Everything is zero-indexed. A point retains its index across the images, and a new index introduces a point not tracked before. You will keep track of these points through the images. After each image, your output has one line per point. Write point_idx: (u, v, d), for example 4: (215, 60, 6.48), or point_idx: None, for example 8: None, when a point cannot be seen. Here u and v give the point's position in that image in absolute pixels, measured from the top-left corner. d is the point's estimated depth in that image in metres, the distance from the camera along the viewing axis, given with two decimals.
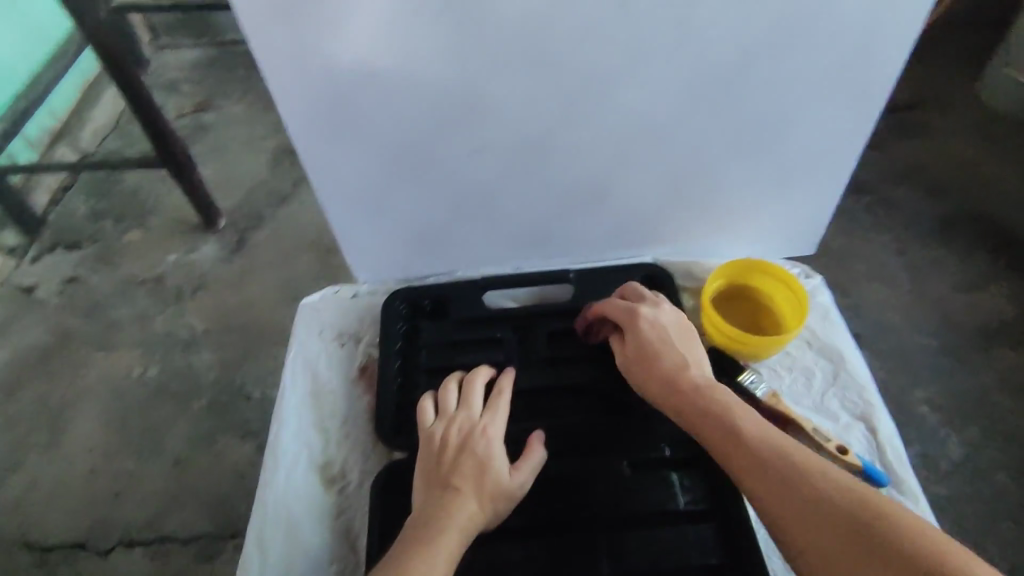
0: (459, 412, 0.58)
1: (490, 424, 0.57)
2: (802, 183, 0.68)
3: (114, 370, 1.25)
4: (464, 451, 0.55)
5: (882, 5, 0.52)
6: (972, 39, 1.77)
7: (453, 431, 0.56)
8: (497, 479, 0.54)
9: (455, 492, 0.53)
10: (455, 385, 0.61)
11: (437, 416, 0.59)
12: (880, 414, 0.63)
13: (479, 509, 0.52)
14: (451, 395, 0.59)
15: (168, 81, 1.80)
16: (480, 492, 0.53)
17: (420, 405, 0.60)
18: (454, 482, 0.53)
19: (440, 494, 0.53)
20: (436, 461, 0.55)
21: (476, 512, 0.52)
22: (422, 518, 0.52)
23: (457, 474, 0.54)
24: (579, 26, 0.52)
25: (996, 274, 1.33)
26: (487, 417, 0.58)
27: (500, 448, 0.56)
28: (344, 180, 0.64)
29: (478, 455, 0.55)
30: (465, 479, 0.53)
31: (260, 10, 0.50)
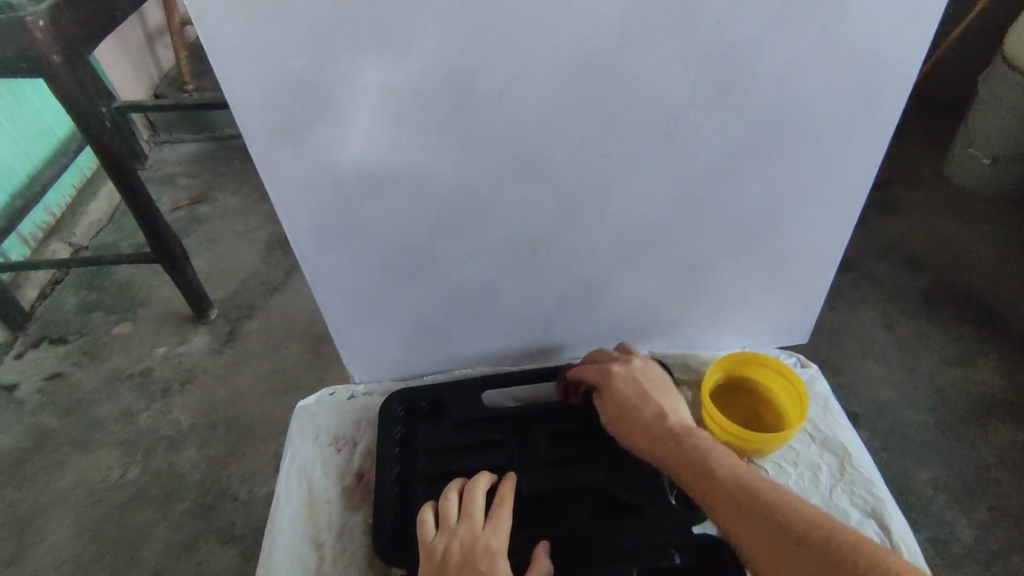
0: (461, 523, 0.56)
1: (494, 536, 0.55)
2: (791, 277, 0.70)
3: (95, 472, 1.20)
4: (467, 570, 0.52)
5: (852, 118, 0.56)
6: (932, 124, 1.89)
7: (454, 546, 0.54)
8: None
9: None
10: (456, 494, 0.59)
11: (438, 529, 0.56)
12: (890, 510, 0.62)
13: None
14: (452, 505, 0.57)
15: (165, 175, 1.84)
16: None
17: (421, 516, 0.58)
18: None
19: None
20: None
21: None
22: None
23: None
24: (571, 141, 0.55)
25: (983, 348, 1.35)
26: (491, 529, 0.55)
27: (505, 564, 0.53)
28: (343, 285, 0.65)
29: (481, 574, 0.52)
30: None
31: (267, 133, 0.52)
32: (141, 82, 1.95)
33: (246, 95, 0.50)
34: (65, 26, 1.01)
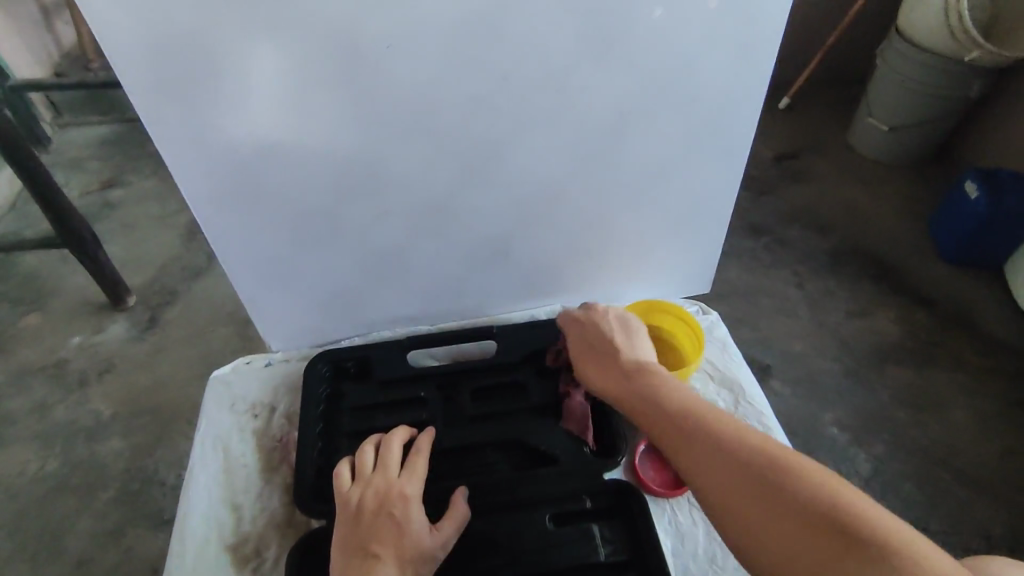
0: (377, 474, 0.58)
1: (408, 483, 0.57)
2: (687, 229, 0.75)
3: (7, 468, 1.14)
4: (381, 515, 0.54)
5: (730, 71, 0.60)
6: (838, 96, 2.01)
7: (369, 495, 0.56)
8: (419, 543, 0.53)
9: (375, 559, 0.52)
10: (372, 447, 0.60)
11: (354, 480, 0.58)
12: (778, 437, 0.67)
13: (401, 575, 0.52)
14: (368, 457, 0.59)
15: (73, 159, 1.74)
16: (402, 557, 0.52)
17: (337, 470, 0.59)
18: (373, 547, 0.52)
19: (359, 566, 0.51)
20: (353, 530, 0.54)
21: None
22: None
23: (375, 542, 0.53)
24: (465, 95, 0.56)
25: (882, 299, 1.47)
26: (406, 478, 0.57)
27: (419, 510, 0.55)
28: (248, 250, 0.64)
29: (396, 518, 0.54)
30: (385, 547, 0.52)
31: (154, 90, 0.51)
32: (39, 61, 1.82)
33: (126, 49, 0.48)
34: None
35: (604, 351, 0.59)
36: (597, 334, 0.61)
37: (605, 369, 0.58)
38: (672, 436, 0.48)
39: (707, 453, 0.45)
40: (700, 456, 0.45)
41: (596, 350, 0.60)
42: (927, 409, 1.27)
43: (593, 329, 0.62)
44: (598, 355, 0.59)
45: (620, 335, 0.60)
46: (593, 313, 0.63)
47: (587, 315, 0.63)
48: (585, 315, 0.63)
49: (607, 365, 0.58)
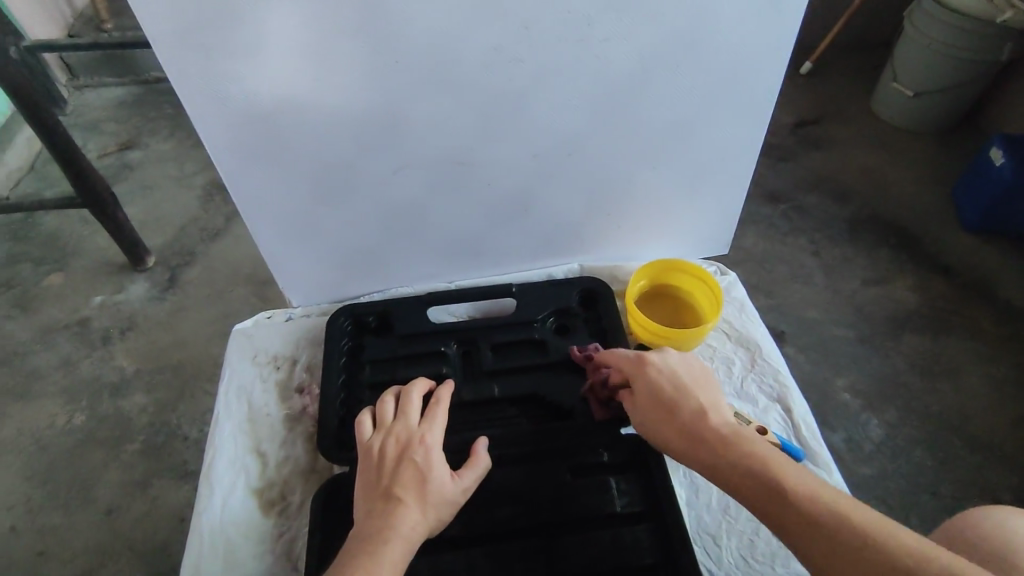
0: (399, 424, 0.59)
1: (429, 431, 0.58)
2: (708, 188, 0.74)
3: (36, 421, 1.18)
4: (405, 460, 0.55)
5: (756, 23, 0.58)
6: (862, 60, 1.95)
7: (390, 442, 0.57)
8: (442, 487, 0.54)
9: (397, 501, 0.52)
10: (392, 398, 0.61)
11: (375, 429, 0.59)
12: (794, 395, 0.67)
13: (424, 517, 0.52)
14: (389, 407, 0.60)
15: (89, 121, 1.74)
16: (425, 500, 0.53)
17: (359, 419, 0.60)
18: (395, 491, 0.53)
19: (383, 506, 0.52)
20: (377, 475, 0.55)
21: (419, 519, 0.52)
22: (363, 536, 0.50)
23: (398, 485, 0.54)
24: (486, 48, 0.55)
25: (900, 268, 1.45)
26: (427, 426, 0.58)
27: (440, 456, 0.56)
28: (269, 204, 0.64)
29: (417, 463, 0.55)
30: (409, 489, 0.53)
31: (174, 40, 0.51)
32: (53, 22, 1.81)
33: None
34: None
35: (683, 409, 0.53)
36: (669, 388, 0.54)
37: (689, 431, 0.51)
38: (802, 527, 0.43)
39: (867, 570, 0.40)
40: (860, 571, 0.40)
41: (671, 406, 0.53)
42: (941, 376, 1.27)
43: (662, 381, 0.55)
44: (675, 411, 0.53)
45: (696, 389, 0.54)
46: (659, 361, 0.56)
47: (652, 362, 0.57)
48: (650, 362, 0.57)
49: (691, 426, 0.52)
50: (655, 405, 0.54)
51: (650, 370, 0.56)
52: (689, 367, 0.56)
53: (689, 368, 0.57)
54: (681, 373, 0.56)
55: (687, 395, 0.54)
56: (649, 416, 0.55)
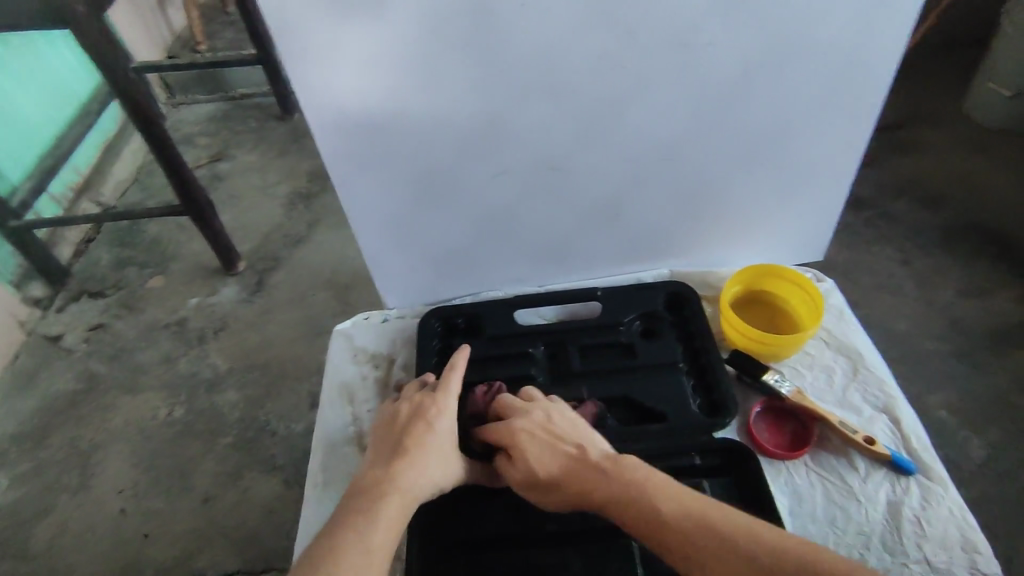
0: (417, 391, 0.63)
1: (444, 398, 0.60)
2: (805, 192, 0.72)
3: (141, 412, 1.27)
4: (417, 421, 0.58)
5: (867, 25, 0.57)
6: (952, 60, 1.86)
7: (407, 406, 0.60)
8: (444, 455, 0.58)
9: (406, 456, 0.56)
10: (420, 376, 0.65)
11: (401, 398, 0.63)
12: (901, 406, 0.65)
13: (425, 478, 0.55)
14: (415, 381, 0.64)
15: (184, 135, 1.86)
16: (430, 464, 0.56)
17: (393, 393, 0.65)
18: (406, 448, 0.56)
19: (394, 460, 0.56)
20: (390, 433, 0.59)
21: (423, 477, 0.55)
22: (370, 484, 0.54)
23: (410, 443, 0.57)
24: (590, 56, 0.57)
25: (998, 278, 1.37)
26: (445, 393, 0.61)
27: (450, 421, 0.59)
28: (373, 208, 0.68)
29: (426, 426, 0.58)
30: (416, 448, 0.56)
31: (302, 52, 0.54)
32: (156, 44, 1.95)
33: (284, 14, 0.52)
34: None
35: (560, 461, 0.56)
36: (542, 442, 0.57)
37: (572, 480, 0.55)
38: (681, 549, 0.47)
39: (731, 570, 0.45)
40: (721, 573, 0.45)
41: (551, 455, 0.56)
42: None
43: (532, 439, 0.57)
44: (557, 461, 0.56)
45: (568, 435, 0.57)
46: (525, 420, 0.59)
47: (518, 419, 0.59)
48: (515, 420, 0.59)
49: (573, 473, 0.55)
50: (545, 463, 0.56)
51: (520, 428, 0.58)
52: (563, 419, 0.58)
53: (548, 412, 0.59)
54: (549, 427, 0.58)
55: (562, 442, 0.57)
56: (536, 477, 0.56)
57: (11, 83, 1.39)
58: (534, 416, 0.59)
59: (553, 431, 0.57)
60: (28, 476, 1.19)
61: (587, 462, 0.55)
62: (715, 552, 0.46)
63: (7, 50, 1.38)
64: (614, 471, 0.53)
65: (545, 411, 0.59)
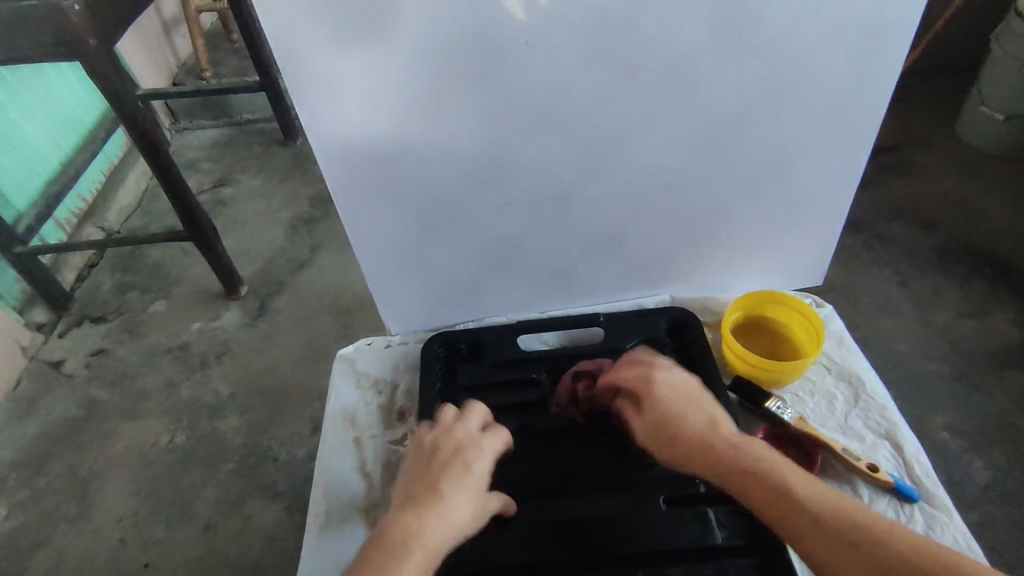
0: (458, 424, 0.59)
1: (484, 445, 0.58)
2: (804, 219, 0.74)
3: (142, 439, 1.26)
4: (452, 464, 0.56)
5: (859, 59, 0.59)
6: (944, 84, 1.89)
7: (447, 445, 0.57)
8: (472, 502, 0.55)
9: (438, 505, 0.53)
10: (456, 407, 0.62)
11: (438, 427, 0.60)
12: (904, 432, 0.65)
13: (451, 532, 0.53)
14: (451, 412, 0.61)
15: (188, 160, 1.89)
16: (459, 517, 0.53)
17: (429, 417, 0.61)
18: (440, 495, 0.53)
19: (425, 508, 0.52)
20: (424, 472, 0.56)
21: (451, 530, 0.52)
22: (397, 526, 0.51)
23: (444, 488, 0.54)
24: (592, 89, 0.58)
25: (996, 299, 1.37)
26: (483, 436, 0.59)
27: (485, 467, 0.57)
28: (380, 237, 0.69)
29: (463, 472, 0.55)
30: (450, 496, 0.54)
31: (311, 86, 0.56)
32: (161, 71, 1.98)
33: (292, 51, 0.53)
34: (97, 10, 1.03)
35: (691, 421, 0.56)
36: (680, 401, 0.58)
37: (701, 436, 0.55)
38: (812, 529, 0.46)
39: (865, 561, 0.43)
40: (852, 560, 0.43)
41: (680, 414, 0.57)
42: None
43: (675, 396, 0.58)
44: (685, 421, 0.56)
45: (710, 405, 0.58)
46: (665, 375, 0.60)
47: (659, 373, 0.60)
48: (657, 371, 0.60)
49: (703, 433, 0.55)
50: (671, 419, 0.57)
51: (659, 380, 0.60)
52: (693, 387, 0.60)
53: (694, 381, 0.61)
54: (688, 391, 0.59)
55: (698, 409, 0.57)
56: (665, 426, 0.57)
57: (18, 111, 1.42)
58: (678, 379, 0.60)
59: (696, 399, 0.58)
60: (27, 504, 1.19)
61: (721, 433, 0.55)
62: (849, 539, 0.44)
63: (17, 80, 1.41)
64: (746, 445, 0.53)
65: (692, 380, 0.61)
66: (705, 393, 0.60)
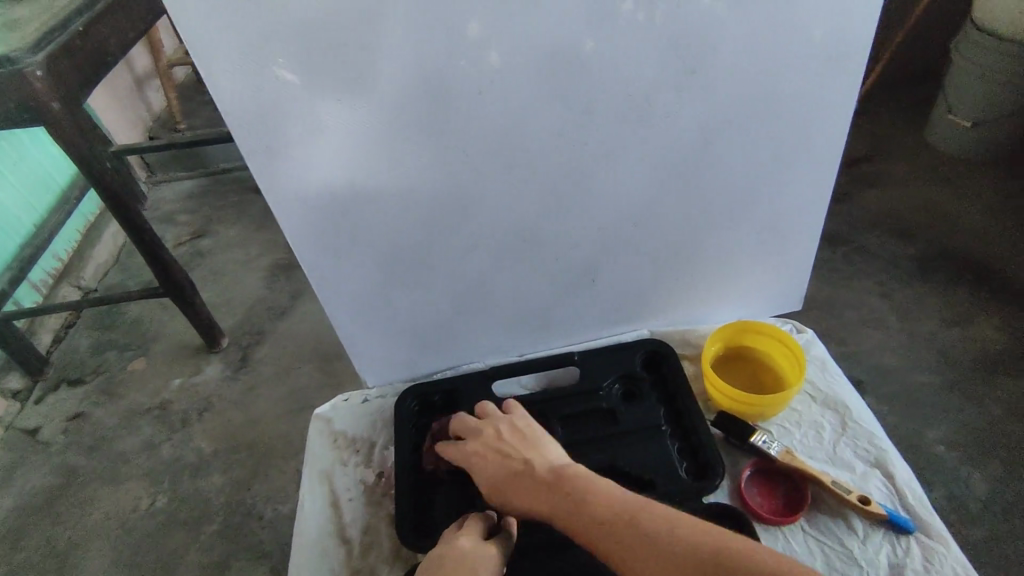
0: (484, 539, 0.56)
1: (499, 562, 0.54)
2: (775, 246, 0.73)
3: (122, 504, 1.22)
4: (460, 565, 0.52)
5: (814, 86, 0.59)
6: (910, 94, 1.93)
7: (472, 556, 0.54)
8: None
9: None
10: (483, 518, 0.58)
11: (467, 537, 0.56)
12: (894, 459, 0.63)
13: None
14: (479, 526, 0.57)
15: (165, 213, 1.87)
16: None
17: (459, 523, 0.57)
18: None
19: None
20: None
21: None
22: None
23: None
24: (551, 131, 0.58)
25: (980, 305, 1.37)
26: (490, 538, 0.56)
27: (495, 569, 0.53)
28: (347, 291, 0.67)
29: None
30: None
31: (263, 147, 0.55)
32: (135, 126, 1.98)
33: (243, 113, 0.52)
34: (63, 74, 1.02)
35: (511, 471, 0.57)
36: (496, 459, 0.59)
37: (518, 489, 0.55)
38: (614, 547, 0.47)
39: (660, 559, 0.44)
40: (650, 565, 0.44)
41: (501, 470, 0.58)
42: None
43: (491, 448, 0.59)
44: (505, 472, 0.57)
45: (523, 445, 0.58)
46: (489, 432, 0.61)
47: (472, 440, 0.61)
48: (470, 442, 0.61)
49: (520, 484, 0.55)
50: (498, 481, 0.57)
51: (474, 449, 0.61)
52: (519, 429, 0.60)
53: (511, 424, 0.61)
54: (511, 436, 0.60)
55: (512, 455, 0.58)
56: (490, 477, 0.58)
57: None
58: (490, 434, 0.61)
59: (511, 448, 0.59)
60: None
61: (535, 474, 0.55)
62: (647, 547, 0.45)
63: None
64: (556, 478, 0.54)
65: (504, 424, 0.61)
66: (540, 432, 0.60)
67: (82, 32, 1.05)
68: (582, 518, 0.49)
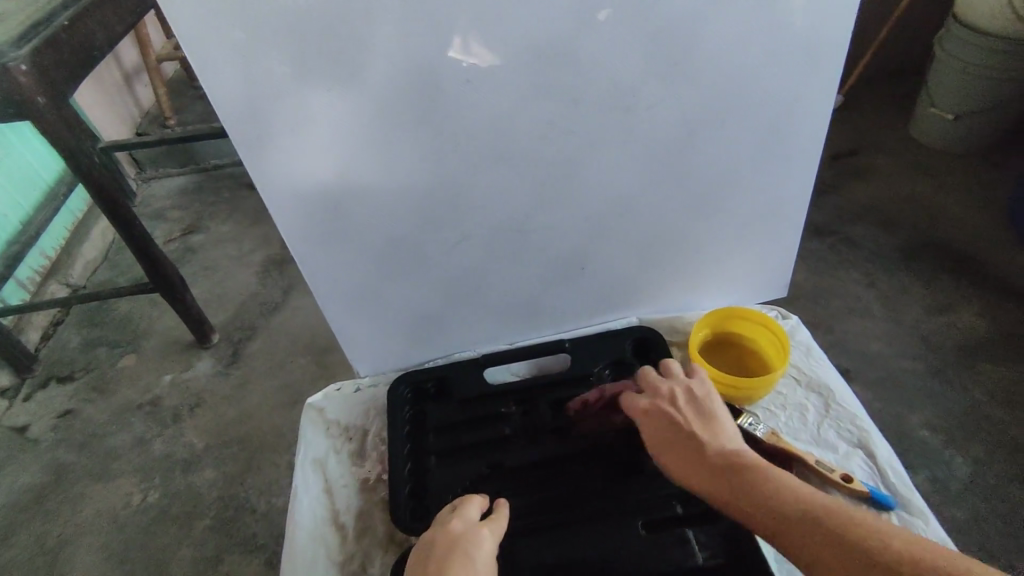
0: (476, 518, 0.56)
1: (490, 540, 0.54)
2: (761, 235, 0.75)
3: (115, 500, 1.22)
4: (456, 551, 0.52)
5: (797, 77, 0.61)
6: (895, 88, 1.95)
7: (462, 535, 0.54)
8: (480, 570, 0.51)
9: None
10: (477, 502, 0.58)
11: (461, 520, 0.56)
12: (876, 439, 0.65)
13: None
14: (472, 509, 0.57)
15: (154, 210, 1.86)
16: None
17: (451, 507, 0.58)
18: None
19: None
20: (429, 561, 0.52)
21: None
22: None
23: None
24: (539, 122, 0.59)
25: (963, 294, 1.40)
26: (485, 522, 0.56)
27: (490, 550, 0.54)
28: (338, 281, 0.68)
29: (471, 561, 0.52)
30: None
31: (256, 139, 0.55)
32: (123, 122, 1.97)
33: (235, 104, 0.53)
34: (49, 68, 1.01)
35: (685, 439, 0.56)
36: (666, 424, 0.58)
37: (691, 458, 0.55)
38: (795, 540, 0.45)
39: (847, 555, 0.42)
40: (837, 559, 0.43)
41: (670, 437, 0.57)
42: None
43: (662, 414, 0.59)
44: (676, 441, 0.56)
45: (695, 421, 0.57)
46: (662, 398, 0.60)
47: (648, 398, 0.61)
48: (645, 398, 0.61)
49: (694, 454, 0.55)
50: (665, 445, 0.57)
51: (647, 407, 0.60)
52: (695, 399, 0.59)
53: (688, 390, 0.60)
54: (687, 406, 0.59)
55: (686, 424, 0.57)
56: (659, 439, 0.58)
57: None
58: (666, 395, 0.60)
59: (682, 417, 0.58)
60: None
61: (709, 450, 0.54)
62: (831, 543, 0.43)
63: None
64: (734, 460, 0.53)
65: (681, 389, 0.60)
66: (717, 407, 0.59)
67: (67, 26, 1.05)
68: (762, 502, 0.48)
